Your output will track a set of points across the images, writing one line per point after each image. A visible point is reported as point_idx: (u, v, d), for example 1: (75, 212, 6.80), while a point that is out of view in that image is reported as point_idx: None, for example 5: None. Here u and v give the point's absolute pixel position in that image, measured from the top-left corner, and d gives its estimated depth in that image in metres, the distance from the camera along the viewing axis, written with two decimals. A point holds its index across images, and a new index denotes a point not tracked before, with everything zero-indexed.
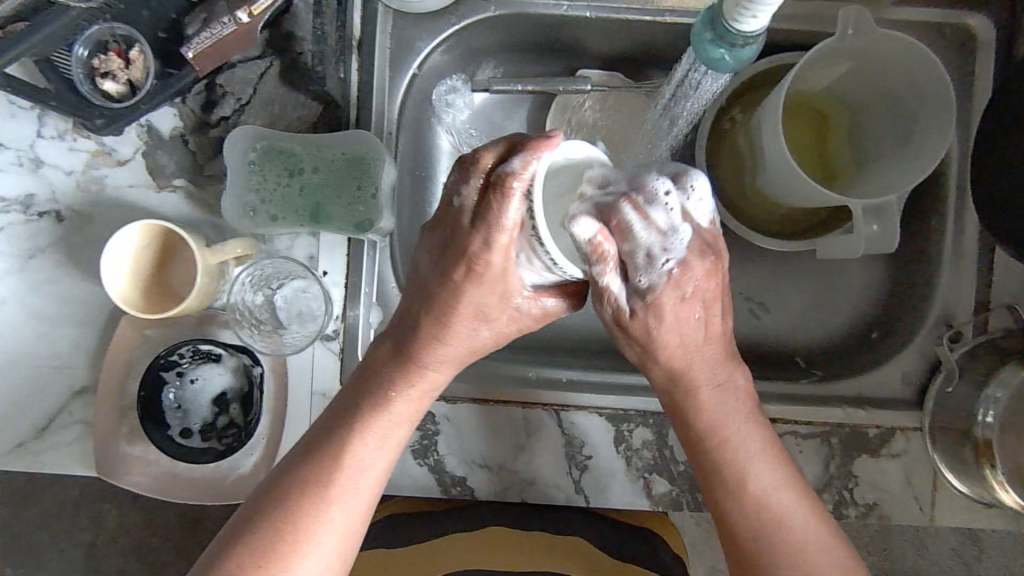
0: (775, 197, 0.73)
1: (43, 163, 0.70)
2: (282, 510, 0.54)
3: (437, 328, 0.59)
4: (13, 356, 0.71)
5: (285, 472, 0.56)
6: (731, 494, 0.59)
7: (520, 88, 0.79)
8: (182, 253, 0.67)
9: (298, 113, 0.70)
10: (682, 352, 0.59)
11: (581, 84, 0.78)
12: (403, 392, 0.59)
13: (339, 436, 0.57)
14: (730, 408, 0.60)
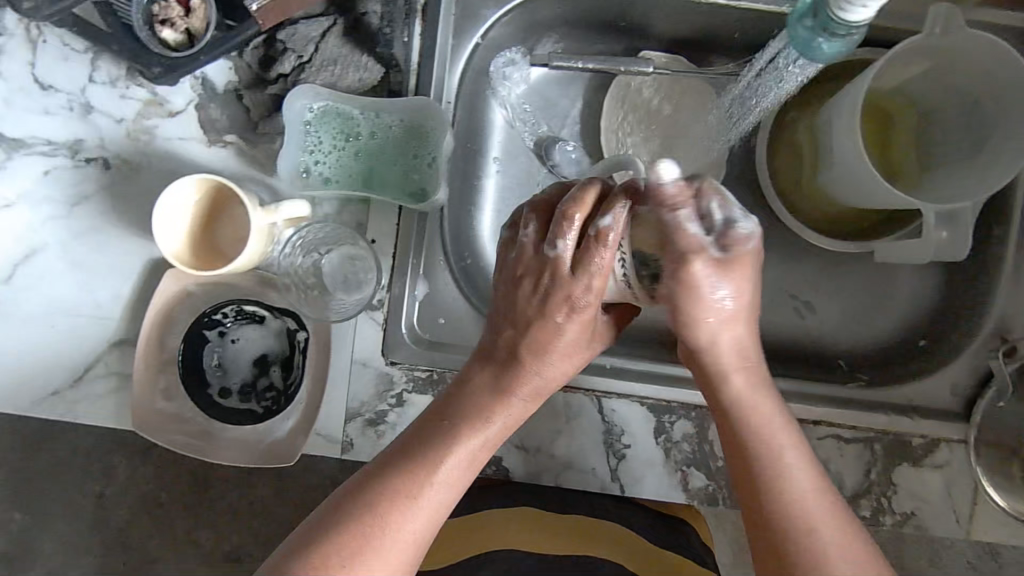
0: (834, 194, 0.72)
1: (94, 109, 0.69)
2: (365, 515, 0.54)
3: (533, 360, 0.61)
4: (51, 302, 0.70)
5: (367, 482, 0.56)
6: (753, 488, 0.54)
7: (580, 66, 0.76)
8: (233, 210, 0.66)
9: (359, 76, 0.67)
10: (717, 344, 0.58)
11: (643, 65, 0.76)
12: (494, 417, 0.60)
13: (427, 451, 0.57)
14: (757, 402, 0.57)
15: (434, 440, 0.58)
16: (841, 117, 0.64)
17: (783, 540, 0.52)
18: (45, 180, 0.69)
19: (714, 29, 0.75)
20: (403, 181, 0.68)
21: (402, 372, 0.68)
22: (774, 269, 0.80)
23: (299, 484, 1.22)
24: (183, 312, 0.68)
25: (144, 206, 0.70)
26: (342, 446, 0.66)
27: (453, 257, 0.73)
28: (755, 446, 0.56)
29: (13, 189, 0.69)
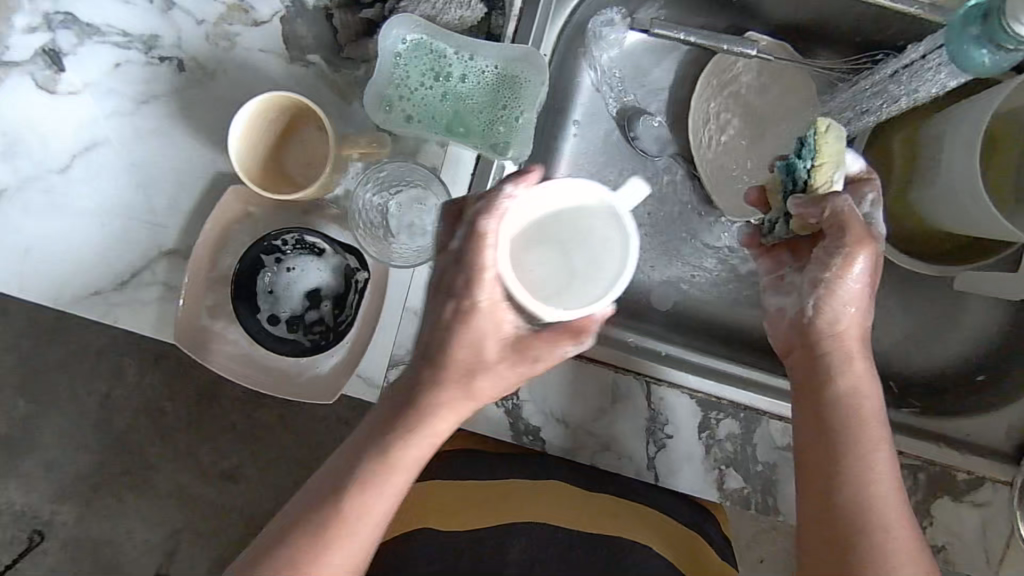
0: (928, 215, 0.68)
1: (175, 5, 0.66)
2: (303, 548, 0.50)
3: (466, 355, 0.51)
4: (104, 199, 0.68)
5: (308, 512, 0.51)
6: (830, 491, 0.54)
7: (682, 38, 0.71)
8: (306, 134, 0.63)
9: (459, 14, 0.63)
10: (837, 342, 0.57)
11: (749, 47, 0.71)
12: (434, 405, 0.52)
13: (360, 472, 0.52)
14: (854, 407, 0.56)
15: (371, 451, 0.52)
16: (960, 133, 0.62)
17: (849, 552, 0.52)
18: (115, 72, 0.67)
19: (828, 19, 0.71)
20: (485, 131, 0.64)
21: None
22: None
23: (308, 417, 1.22)
24: (242, 228, 0.66)
25: (213, 116, 0.67)
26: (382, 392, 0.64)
27: None
28: (841, 455, 0.55)
29: (82, 77, 0.67)
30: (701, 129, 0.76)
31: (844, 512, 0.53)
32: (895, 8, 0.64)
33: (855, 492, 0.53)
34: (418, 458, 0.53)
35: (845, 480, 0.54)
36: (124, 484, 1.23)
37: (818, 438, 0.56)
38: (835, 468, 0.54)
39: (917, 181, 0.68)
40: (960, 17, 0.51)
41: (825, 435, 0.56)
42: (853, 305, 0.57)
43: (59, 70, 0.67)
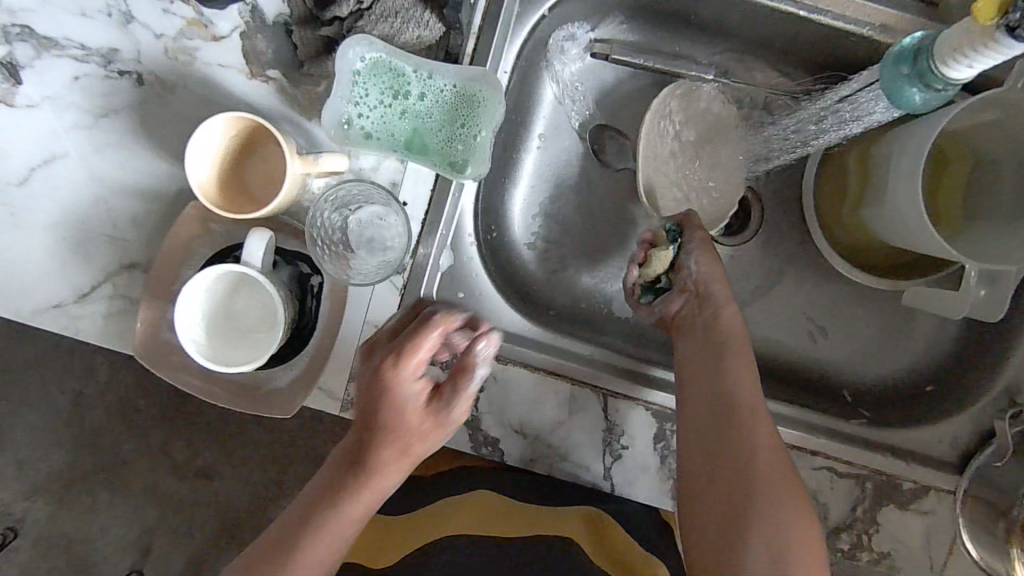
0: (875, 233, 0.69)
1: (134, 19, 0.66)
2: (291, 556, 0.57)
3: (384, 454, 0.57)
4: (63, 211, 0.68)
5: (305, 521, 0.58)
6: (712, 430, 0.58)
7: (642, 63, 0.75)
8: (264, 150, 0.64)
9: (418, 34, 0.62)
10: (717, 331, 0.63)
11: (705, 72, 0.75)
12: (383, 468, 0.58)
13: (347, 487, 0.58)
14: (732, 354, 0.62)
15: (354, 470, 0.58)
16: (906, 157, 0.62)
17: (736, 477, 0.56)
18: (73, 86, 0.67)
19: (784, 42, 0.72)
20: (443, 151, 0.65)
21: None
22: (795, 289, 0.79)
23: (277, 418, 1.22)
24: (203, 243, 0.67)
25: (172, 131, 0.67)
26: (341, 404, 0.65)
27: (483, 232, 0.72)
28: (716, 394, 0.60)
29: (40, 90, 0.67)
30: (661, 160, 0.74)
31: (732, 440, 0.57)
32: (847, 30, 0.66)
33: (741, 422, 0.58)
34: (369, 472, 0.58)
35: (723, 416, 0.59)
36: (94, 484, 1.23)
37: (704, 385, 0.61)
38: (713, 408, 0.59)
39: (866, 201, 0.69)
40: (893, 56, 0.54)
41: (704, 406, 0.60)
42: (699, 262, 0.66)
43: (16, 83, 0.67)
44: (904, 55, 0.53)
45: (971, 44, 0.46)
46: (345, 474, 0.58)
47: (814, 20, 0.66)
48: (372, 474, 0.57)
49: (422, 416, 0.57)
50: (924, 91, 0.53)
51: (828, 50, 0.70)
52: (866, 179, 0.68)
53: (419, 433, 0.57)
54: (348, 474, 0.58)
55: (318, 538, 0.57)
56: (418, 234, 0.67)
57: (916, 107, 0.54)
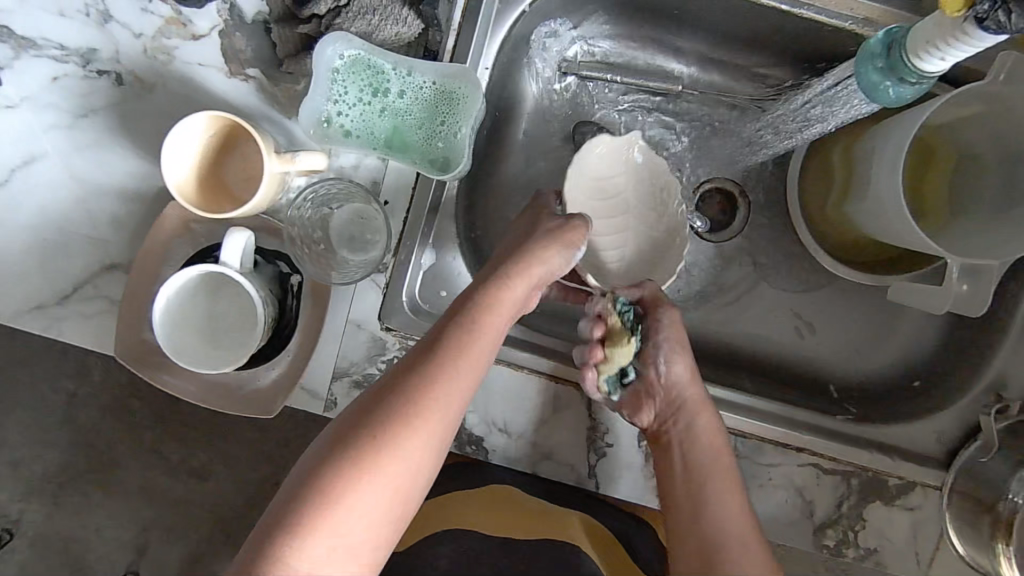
0: (860, 230, 0.69)
1: (112, 19, 0.66)
2: (395, 418, 0.52)
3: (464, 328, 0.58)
4: (45, 212, 0.68)
5: (397, 381, 0.54)
6: (693, 494, 0.64)
7: (610, 78, 0.75)
8: (243, 149, 0.64)
9: (397, 31, 0.62)
10: (697, 444, 0.65)
11: (672, 83, 0.76)
12: (470, 346, 0.57)
13: (444, 351, 0.56)
14: (716, 476, 0.64)
15: (451, 335, 0.57)
16: (888, 153, 0.62)
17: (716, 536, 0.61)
18: (52, 86, 0.67)
19: (768, 38, 0.71)
20: (423, 148, 0.65)
21: (396, 339, 0.67)
22: (781, 285, 0.79)
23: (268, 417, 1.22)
24: (184, 242, 0.66)
25: (152, 130, 0.67)
26: (324, 404, 0.66)
27: (467, 229, 0.71)
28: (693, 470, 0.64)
29: (19, 90, 0.67)
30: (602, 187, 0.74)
31: (721, 561, 0.60)
32: (829, 23, 0.65)
33: (723, 548, 0.61)
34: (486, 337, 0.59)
35: (702, 481, 0.64)
36: (87, 484, 1.23)
37: (686, 511, 0.64)
38: (691, 478, 0.64)
39: (850, 196, 0.68)
40: (867, 49, 0.53)
41: (691, 531, 0.63)
42: (677, 363, 0.67)
43: None
44: (876, 48, 0.53)
45: (941, 36, 0.46)
46: (429, 352, 0.56)
47: (796, 14, 0.66)
48: (470, 336, 0.57)
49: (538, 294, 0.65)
50: (897, 84, 0.52)
51: (811, 45, 0.69)
52: (850, 174, 0.68)
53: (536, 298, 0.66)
54: (445, 337, 0.57)
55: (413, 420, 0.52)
56: (400, 233, 0.67)
57: (890, 101, 0.53)
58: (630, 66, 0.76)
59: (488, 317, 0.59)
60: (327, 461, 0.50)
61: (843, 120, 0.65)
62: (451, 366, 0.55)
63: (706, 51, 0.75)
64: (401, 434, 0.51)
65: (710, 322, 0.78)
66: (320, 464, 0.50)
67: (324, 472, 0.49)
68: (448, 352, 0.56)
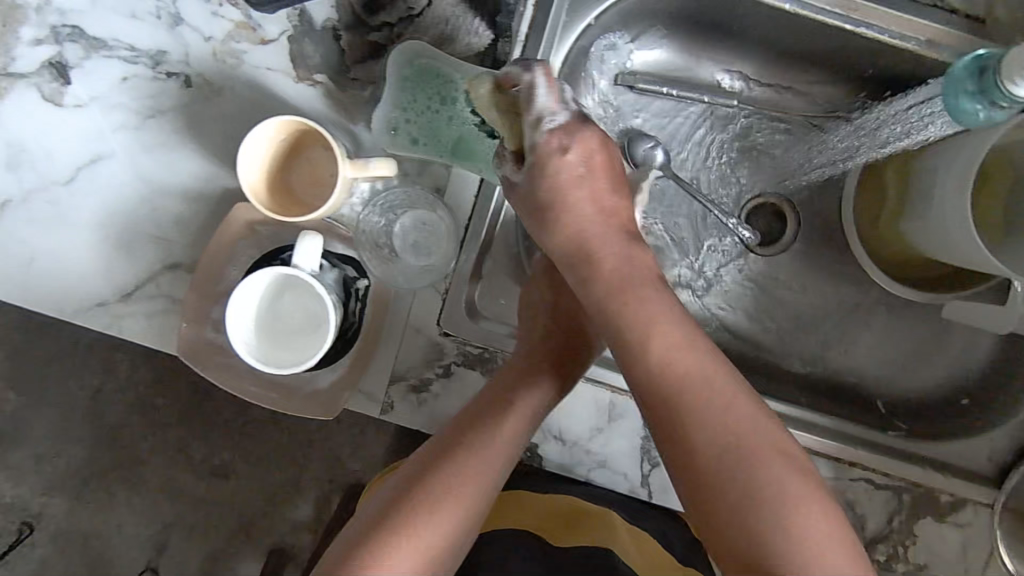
0: (918, 248, 0.69)
1: (183, 22, 0.66)
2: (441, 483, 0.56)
3: (490, 414, 0.60)
4: (109, 210, 0.69)
5: (427, 467, 0.57)
6: (689, 439, 0.49)
7: (666, 91, 0.75)
8: (310, 154, 0.65)
9: (468, 41, 0.65)
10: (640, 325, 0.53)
11: (728, 98, 0.76)
12: (495, 432, 0.59)
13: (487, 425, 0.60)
14: (685, 371, 0.50)
15: (494, 410, 0.61)
16: (953, 174, 0.63)
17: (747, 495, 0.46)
18: (120, 87, 0.67)
19: (828, 56, 0.71)
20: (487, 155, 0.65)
21: (454, 344, 0.67)
22: (832, 299, 0.79)
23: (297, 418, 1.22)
24: (248, 244, 0.67)
25: (218, 133, 0.67)
26: (382, 407, 0.67)
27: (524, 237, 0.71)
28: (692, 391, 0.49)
29: (88, 90, 0.68)
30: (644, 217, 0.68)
31: (747, 497, 0.46)
32: (891, 44, 0.65)
33: (740, 474, 0.46)
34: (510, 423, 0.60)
35: (667, 393, 0.50)
36: (118, 480, 1.23)
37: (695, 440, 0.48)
38: (677, 417, 0.49)
39: (908, 214, 0.69)
40: (958, 71, 0.57)
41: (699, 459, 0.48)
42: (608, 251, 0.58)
43: (66, 83, 0.68)
44: (968, 71, 0.57)
45: None
46: (457, 437, 0.59)
47: (860, 33, 0.66)
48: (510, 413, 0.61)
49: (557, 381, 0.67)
50: (986, 107, 0.56)
51: (873, 64, 0.69)
52: (909, 193, 0.69)
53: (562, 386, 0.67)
54: (488, 412, 0.61)
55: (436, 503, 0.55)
56: (462, 240, 0.67)
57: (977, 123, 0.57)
58: (686, 81, 0.76)
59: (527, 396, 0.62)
60: (381, 521, 0.54)
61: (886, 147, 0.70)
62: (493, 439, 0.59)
63: (764, 68, 0.75)
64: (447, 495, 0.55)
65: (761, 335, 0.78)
66: (382, 520, 0.54)
67: (382, 528, 0.54)
68: (474, 439, 0.58)
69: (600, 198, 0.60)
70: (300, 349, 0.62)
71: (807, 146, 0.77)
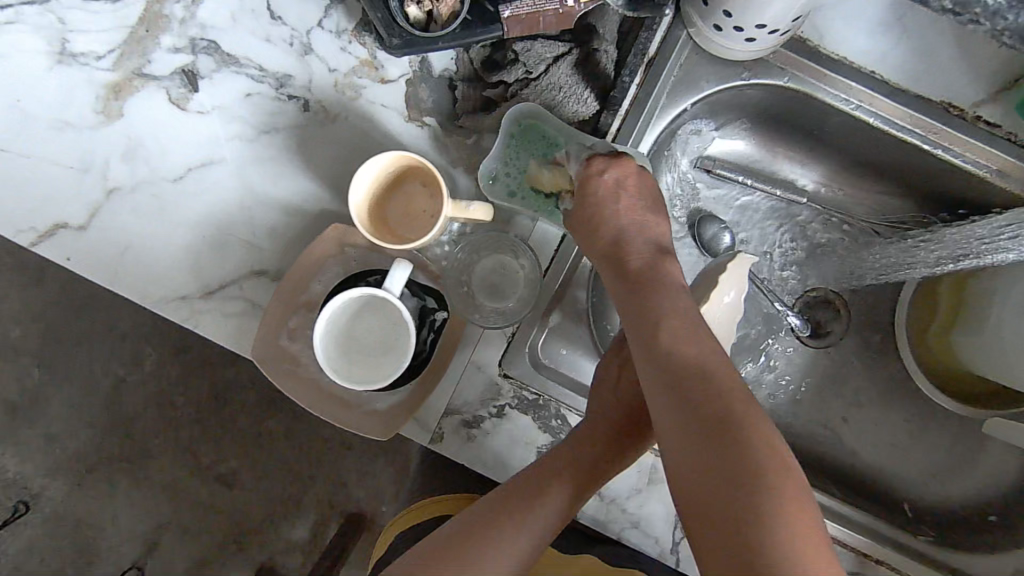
0: (967, 363, 0.73)
1: (313, 52, 0.72)
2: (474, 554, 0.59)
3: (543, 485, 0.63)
4: (209, 211, 0.73)
5: (478, 521, 0.61)
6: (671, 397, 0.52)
7: (741, 180, 0.81)
8: (410, 188, 0.69)
9: (575, 108, 0.70)
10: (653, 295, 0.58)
11: (798, 194, 0.81)
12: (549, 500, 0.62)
13: (536, 504, 0.62)
14: (677, 338, 0.54)
15: (548, 487, 0.63)
16: (1014, 297, 0.66)
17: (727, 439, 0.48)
18: (243, 100, 0.72)
19: (901, 172, 0.76)
20: None
21: (512, 387, 0.70)
22: (870, 398, 0.82)
23: (318, 437, 1.23)
24: (334, 262, 0.71)
25: (324, 157, 0.72)
26: (432, 436, 0.69)
27: (595, 293, 0.74)
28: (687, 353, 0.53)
29: (212, 99, 0.73)
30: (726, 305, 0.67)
31: (711, 446, 0.48)
32: (965, 168, 0.70)
33: (706, 423, 0.49)
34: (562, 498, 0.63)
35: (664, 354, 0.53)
36: (132, 471, 1.25)
37: (664, 394, 0.52)
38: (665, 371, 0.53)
39: (962, 330, 0.73)
40: None
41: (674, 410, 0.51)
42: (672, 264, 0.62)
43: (193, 90, 0.73)
44: None
45: None
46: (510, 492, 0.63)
47: (937, 154, 0.70)
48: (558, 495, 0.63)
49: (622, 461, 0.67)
50: None
51: (943, 185, 0.74)
52: (963, 310, 0.73)
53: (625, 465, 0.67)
54: (542, 488, 0.63)
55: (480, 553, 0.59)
56: (537, 289, 0.70)
57: None
58: (760, 174, 0.81)
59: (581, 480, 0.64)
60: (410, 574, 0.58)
61: (946, 266, 0.72)
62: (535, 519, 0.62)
63: (835, 172, 0.80)
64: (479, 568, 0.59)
65: (795, 423, 0.82)
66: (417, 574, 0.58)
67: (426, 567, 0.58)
68: (522, 499, 0.62)
69: (640, 219, 0.65)
70: (390, 363, 0.65)
71: (866, 251, 0.82)
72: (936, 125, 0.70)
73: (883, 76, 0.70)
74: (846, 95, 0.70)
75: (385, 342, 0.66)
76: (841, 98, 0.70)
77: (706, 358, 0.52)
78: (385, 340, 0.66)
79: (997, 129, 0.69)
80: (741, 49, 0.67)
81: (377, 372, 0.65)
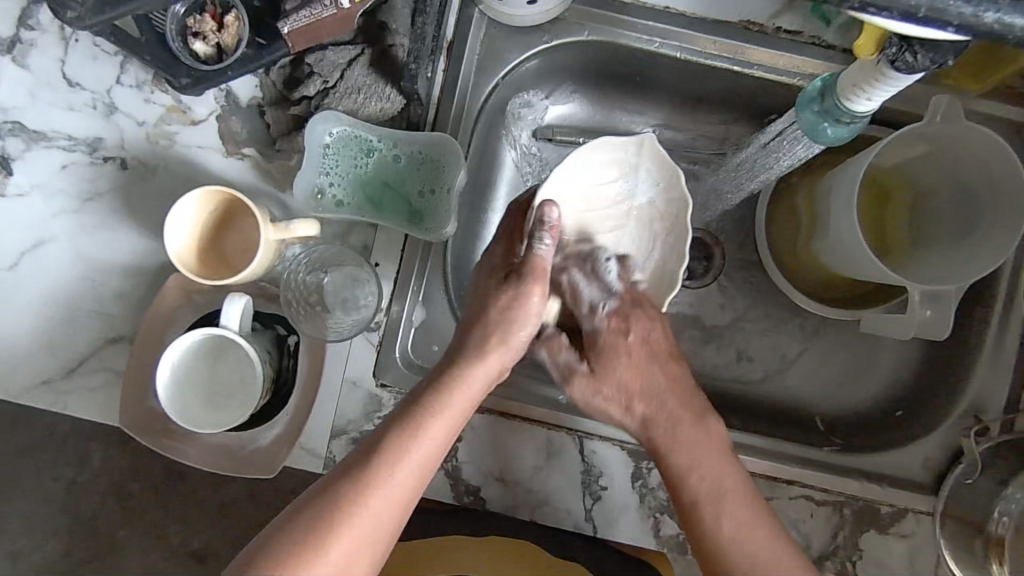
0: (832, 269, 0.73)
1: (117, 110, 0.71)
2: (310, 532, 0.52)
3: (406, 424, 0.57)
4: (51, 291, 0.71)
5: (330, 484, 0.54)
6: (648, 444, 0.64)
7: (582, 142, 0.79)
8: (240, 223, 0.67)
9: (380, 106, 0.69)
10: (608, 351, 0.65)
11: None
12: (413, 446, 0.56)
13: (383, 454, 0.55)
14: (632, 367, 0.65)
15: (392, 432, 0.56)
16: (846, 193, 0.66)
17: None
18: (60, 173, 0.71)
19: (726, 99, 0.77)
20: (407, 209, 0.71)
21: (391, 395, 0.69)
22: (764, 324, 0.82)
23: None
24: (185, 311, 0.70)
25: (155, 210, 0.71)
26: (324, 462, 0.67)
27: (454, 290, 0.74)
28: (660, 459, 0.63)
29: (29, 179, 0.71)
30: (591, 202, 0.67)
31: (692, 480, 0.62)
32: (777, 80, 0.72)
33: (692, 472, 0.62)
34: (425, 422, 0.57)
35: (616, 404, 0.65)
36: None
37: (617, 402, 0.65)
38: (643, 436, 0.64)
39: (815, 236, 0.73)
40: (807, 94, 0.60)
41: (670, 450, 0.63)
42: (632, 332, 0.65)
43: (6, 173, 0.71)
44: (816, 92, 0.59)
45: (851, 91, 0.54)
46: (371, 446, 0.56)
47: (748, 73, 0.71)
48: (411, 439, 0.56)
49: (504, 358, 0.62)
50: (833, 125, 0.59)
51: (766, 100, 0.75)
52: (814, 216, 0.73)
53: (501, 353, 0.61)
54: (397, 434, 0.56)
55: (334, 521, 0.53)
56: (392, 290, 0.70)
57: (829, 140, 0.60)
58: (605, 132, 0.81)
59: (438, 416, 0.58)
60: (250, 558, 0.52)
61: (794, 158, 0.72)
62: (384, 475, 0.55)
63: (671, 114, 0.80)
64: (325, 537, 0.52)
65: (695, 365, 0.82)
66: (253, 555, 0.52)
67: (266, 553, 0.52)
68: (382, 449, 0.55)
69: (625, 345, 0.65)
70: (246, 405, 0.65)
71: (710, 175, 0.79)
72: (738, 45, 0.70)
73: (677, 9, 0.71)
74: (646, 34, 0.71)
75: (242, 385, 0.66)
76: (643, 39, 0.71)
77: (705, 495, 0.61)
78: (241, 384, 0.66)
79: (798, 36, 0.70)
80: (529, 13, 0.68)
81: (236, 414, 0.64)
